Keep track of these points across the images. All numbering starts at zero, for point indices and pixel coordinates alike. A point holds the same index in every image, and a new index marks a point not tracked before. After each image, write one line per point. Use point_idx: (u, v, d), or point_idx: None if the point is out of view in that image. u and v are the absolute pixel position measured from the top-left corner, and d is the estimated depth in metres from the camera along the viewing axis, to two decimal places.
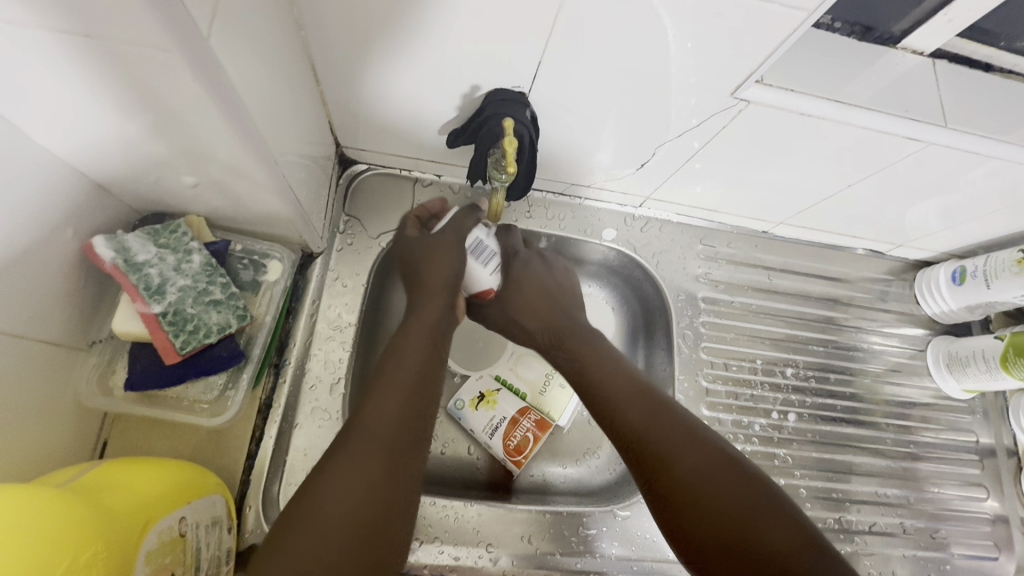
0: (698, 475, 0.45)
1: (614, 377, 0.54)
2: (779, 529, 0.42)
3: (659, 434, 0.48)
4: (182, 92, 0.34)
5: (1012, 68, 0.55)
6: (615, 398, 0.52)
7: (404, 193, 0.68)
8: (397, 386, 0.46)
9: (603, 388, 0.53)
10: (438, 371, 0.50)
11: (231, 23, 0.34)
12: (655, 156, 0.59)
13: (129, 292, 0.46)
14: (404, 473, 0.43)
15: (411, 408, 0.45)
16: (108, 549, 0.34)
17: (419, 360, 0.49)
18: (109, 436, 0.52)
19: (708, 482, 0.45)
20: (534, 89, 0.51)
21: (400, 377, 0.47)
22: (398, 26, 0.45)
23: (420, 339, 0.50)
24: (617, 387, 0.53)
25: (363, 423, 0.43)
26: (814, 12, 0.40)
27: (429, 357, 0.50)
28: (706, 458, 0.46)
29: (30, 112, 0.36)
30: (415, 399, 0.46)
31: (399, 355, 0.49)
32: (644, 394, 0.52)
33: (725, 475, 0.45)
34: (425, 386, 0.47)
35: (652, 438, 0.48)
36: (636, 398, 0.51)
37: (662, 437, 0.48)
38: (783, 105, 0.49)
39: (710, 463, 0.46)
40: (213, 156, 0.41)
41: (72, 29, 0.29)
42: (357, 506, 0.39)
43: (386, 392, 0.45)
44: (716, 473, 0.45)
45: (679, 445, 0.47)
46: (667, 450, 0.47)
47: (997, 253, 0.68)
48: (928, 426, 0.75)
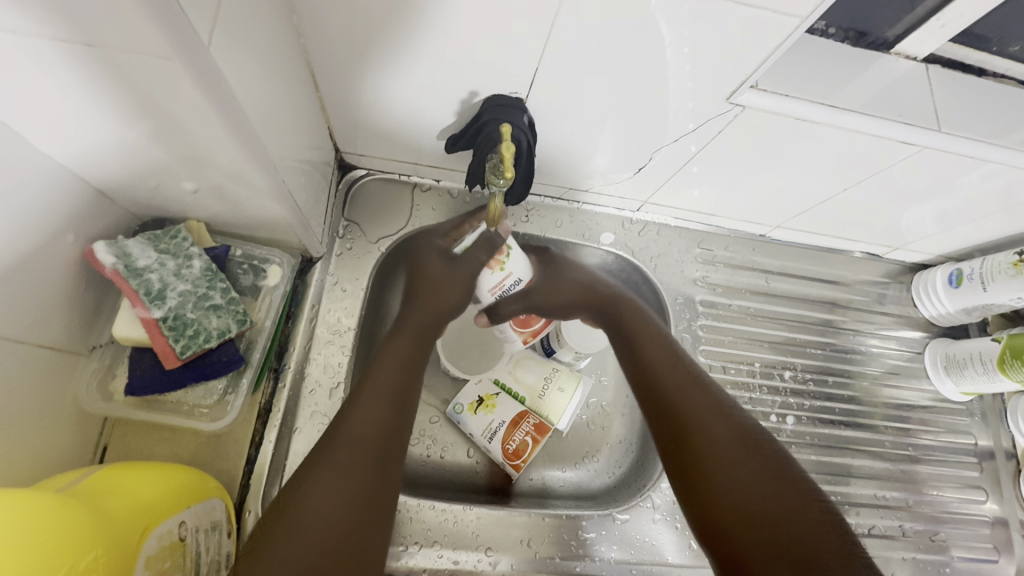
0: (722, 446, 0.47)
1: (648, 347, 0.56)
2: (801, 506, 0.43)
3: (691, 402, 0.50)
4: (183, 99, 0.34)
5: (1005, 73, 0.56)
6: (655, 369, 0.54)
7: (403, 198, 0.68)
8: (375, 396, 0.48)
9: (648, 363, 0.55)
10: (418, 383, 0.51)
11: (231, 31, 0.35)
12: (653, 160, 0.60)
13: (129, 297, 0.47)
14: (384, 480, 0.44)
15: (391, 420, 0.47)
16: (109, 555, 0.34)
17: (399, 372, 0.50)
18: (109, 441, 0.52)
19: (732, 458, 0.46)
20: (532, 95, 0.51)
21: (381, 389, 0.48)
22: (397, 32, 0.45)
23: (400, 355, 0.52)
24: (655, 356, 0.55)
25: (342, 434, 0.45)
26: (808, 18, 0.40)
27: (410, 369, 0.51)
28: (734, 433, 0.48)
29: (34, 119, 0.36)
30: (396, 410, 0.48)
31: (379, 368, 0.50)
32: (677, 366, 0.54)
33: (750, 453, 0.47)
34: (405, 398, 0.49)
35: (683, 408, 0.50)
36: (670, 371, 0.53)
37: (694, 408, 0.50)
38: (779, 109, 0.49)
39: (740, 439, 0.47)
40: (213, 162, 0.42)
41: (75, 38, 0.30)
42: (333, 513, 0.40)
43: (364, 403, 0.47)
44: (741, 448, 0.47)
45: (709, 417, 0.49)
46: (693, 423, 0.49)
47: (994, 256, 0.68)
48: (926, 429, 0.75)
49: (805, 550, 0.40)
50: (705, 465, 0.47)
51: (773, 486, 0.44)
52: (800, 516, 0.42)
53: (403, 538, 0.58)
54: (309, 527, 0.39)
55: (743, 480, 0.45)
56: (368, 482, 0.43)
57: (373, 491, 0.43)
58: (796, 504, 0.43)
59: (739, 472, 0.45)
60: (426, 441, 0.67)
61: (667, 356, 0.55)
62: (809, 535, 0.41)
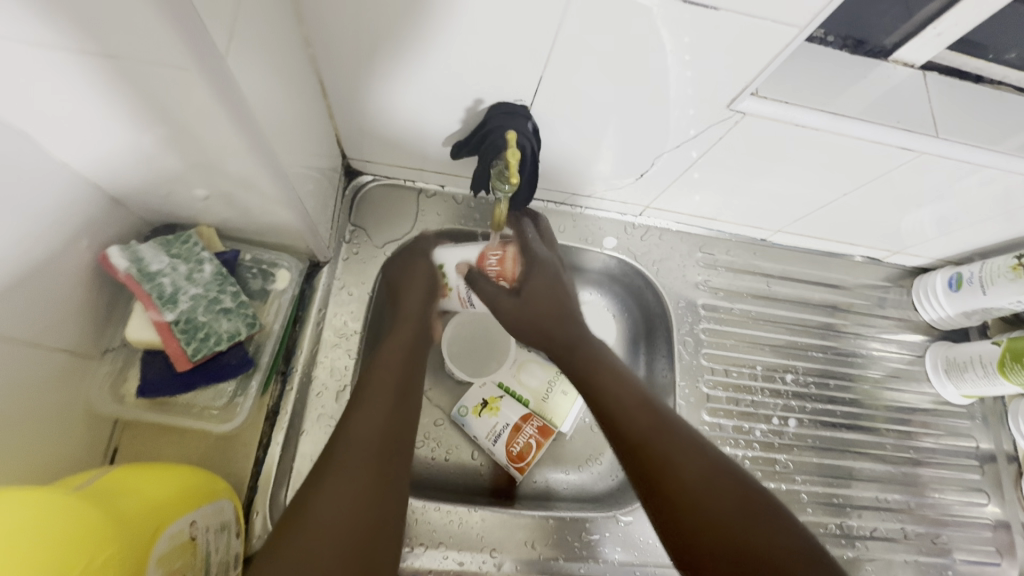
0: (701, 482, 0.46)
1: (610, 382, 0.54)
2: (778, 540, 0.43)
3: (643, 419, 0.51)
4: (197, 108, 0.35)
5: (1002, 80, 0.57)
6: (609, 388, 0.54)
7: (408, 203, 0.69)
8: (377, 400, 0.49)
9: (601, 384, 0.54)
10: (418, 387, 0.53)
11: (245, 41, 0.36)
12: (654, 166, 0.61)
13: (142, 300, 0.48)
14: (393, 480, 0.45)
15: (395, 420, 0.48)
16: (123, 553, 0.35)
17: (398, 377, 0.51)
18: (120, 443, 0.53)
19: (689, 470, 0.47)
20: (535, 102, 0.52)
21: (382, 393, 0.49)
22: (403, 42, 0.46)
23: (398, 357, 0.53)
24: (620, 394, 0.53)
25: (349, 437, 0.46)
26: (806, 27, 0.41)
27: (409, 371, 0.53)
28: (689, 447, 0.48)
29: (53, 129, 0.37)
30: (399, 412, 0.49)
31: (379, 372, 0.51)
32: (646, 401, 0.52)
33: (703, 460, 0.48)
34: (407, 400, 0.50)
35: (637, 423, 0.51)
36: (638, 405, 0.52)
37: (648, 424, 0.50)
38: (778, 116, 0.50)
39: (694, 451, 0.48)
40: (224, 169, 0.43)
41: (96, 50, 0.31)
42: (348, 518, 0.41)
43: (369, 407, 0.48)
44: (697, 459, 0.48)
45: (662, 430, 0.50)
46: (671, 461, 0.48)
47: (993, 260, 0.69)
48: (928, 432, 0.75)
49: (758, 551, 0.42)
50: (666, 481, 0.47)
51: (728, 492, 0.46)
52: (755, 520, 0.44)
53: (409, 539, 0.58)
54: (326, 532, 0.40)
55: (700, 492, 0.45)
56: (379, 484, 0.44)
57: (383, 494, 0.44)
58: (750, 509, 0.45)
59: (703, 483, 0.46)
60: (431, 444, 0.68)
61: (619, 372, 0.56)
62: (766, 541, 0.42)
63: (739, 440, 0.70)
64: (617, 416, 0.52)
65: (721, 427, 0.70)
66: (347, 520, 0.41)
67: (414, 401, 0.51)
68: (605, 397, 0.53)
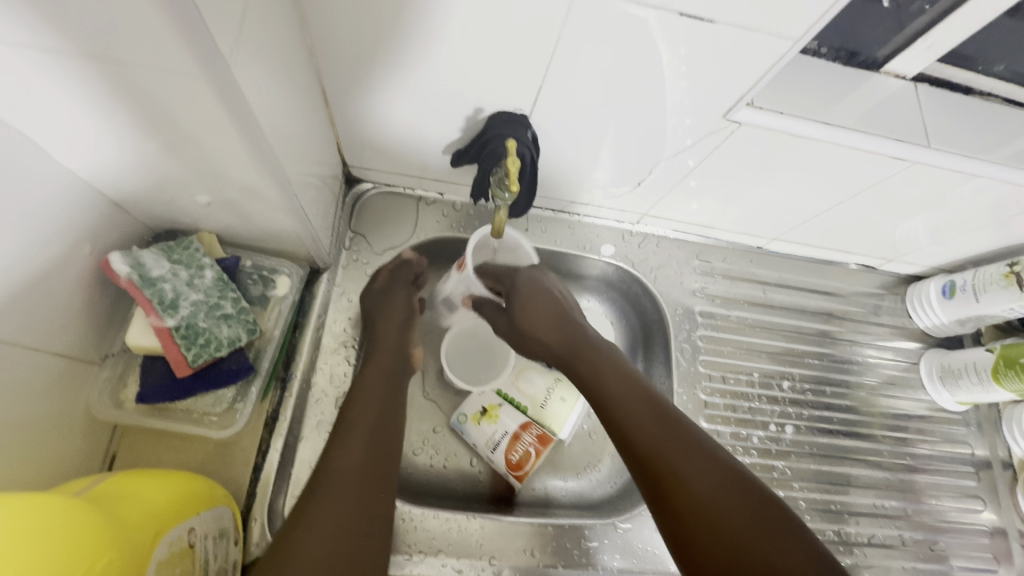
0: (715, 497, 0.46)
1: (624, 389, 0.54)
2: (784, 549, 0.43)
3: (663, 440, 0.50)
4: (200, 114, 0.36)
5: (991, 91, 0.58)
6: (620, 403, 0.53)
7: (407, 210, 0.70)
8: (362, 427, 0.50)
9: (617, 402, 0.53)
10: (397, 415, 0.54)
11: (251, 51, 0.36)
12: (652, 174, 0.61)
13: (143, 306, 0.48)
14: (374, 498, 0.47)
15: (375, 449, 0.49)
16: (126, 557, 0.35)
17: (380, 397, 0.53)
18: (118, 449, 0.52)
19: (707, 489, 0.47)
20: (535, 111, 0.53)
21: (363, 421, 0.51)
22: (403, 51, 0.47)
23: (379, 385, 0.54)
24: (637, 407, 0.52)
25: (331, 468, 0.46)
26: (801, 39, 0.42)
27: (391, 403, 0.54)
28: (713, 471, 0.48)
29: (58, 133, 0.38)
30: (379, 438, 0.50)
31: (360, 396, 0.53)
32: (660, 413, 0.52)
33: (727, 483, 0.47)
34: (387, 420, 0.52)
35: (657, 446, 0.50)
36: (654, 425, 0.51)
37: (668, 443, 0.49)
38: (774, 126, 0.51)
39: (722, 480, 0.47)
40: (227, 176, 0.43)
41: (105, 58, 0.31)
42: (330, 547, 0.42)
43: (349, 436, 0.49)
44: (715, 479, 0.47)
45: (684, 453, 0.49)
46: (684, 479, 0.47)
47: (985, 268, 0.70)
48: (924, 438, 0.76)
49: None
50: (693, 512, 0.46)
51: (750, 515, 0.45)
52: (778, 544, 0.43)
53: (407, 547, 0.58)
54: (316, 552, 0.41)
55: (721, 513, 0.45)
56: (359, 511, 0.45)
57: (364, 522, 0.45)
58: (770, 529, 0.44)
59: (725, 507, 0.46)
60: (429, 451, 0.68)
61: (641, 391, 0.54)
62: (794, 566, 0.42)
63: (737, 447, 0.71)
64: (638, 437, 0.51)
65: (719, 433, 0.71)
66: (333, 550, 0.42)
67: (393, 429, 0.52)
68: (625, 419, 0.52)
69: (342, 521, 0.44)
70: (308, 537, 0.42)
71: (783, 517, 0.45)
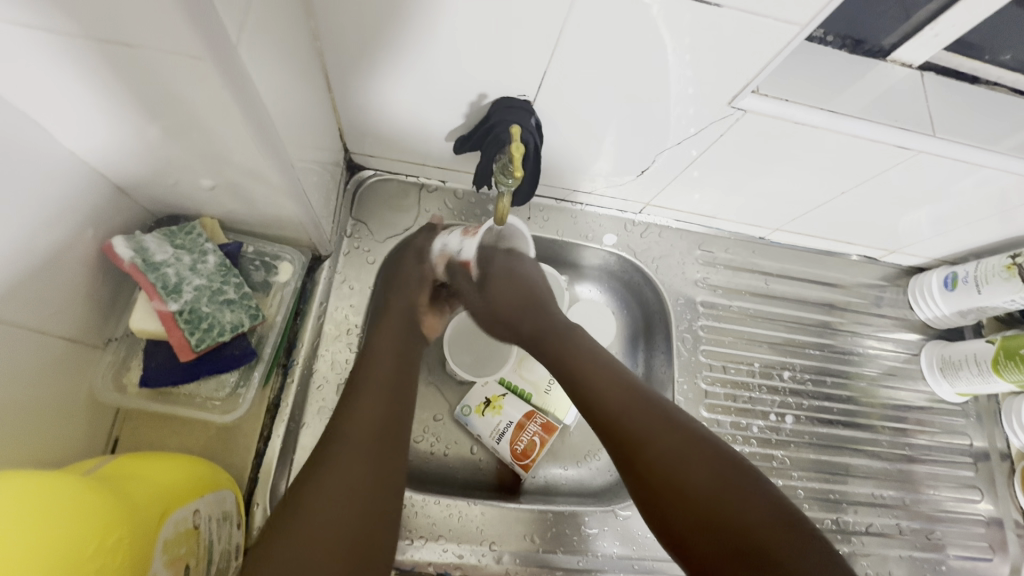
0: (688, 472, 0.46)
1: (601, 373, 0.55)
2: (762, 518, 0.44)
3: (634, 417, 0.50)
4: (204, 96, 0.35)
5: (998, 80, 0.57)
6: (593, 385, 0.54)
7: (409, 198, 0.70)
8: (373, 390, 0.51)
9: (597, 389, 0.53)
10: (413, 379, 0.54)
11: (255, 31, 0.36)
12: (655, 163, 0.61)
13: (146, 290, 0.48)
14: (386, 463, 0.47)
15: (388, 416, 0.50)
16: (133, 534, 0.35)
17: (391, 367, 0.53)
18: (121, 434, 0.53)
19: (684, 468, 0.47)
20: (539, 98, 0.52)
21: (375, 386, 0.51)
22: (406, 36, 0.46)
23: (391, 351, 0.55)
24: (612, 391, 0.53)
25: (345, 430, 0.48)
26: (807, 25, 0.42)
27: (404, 369, 0.54)
28: (684, 446, 0.48)
29: (62, 115, 0.37)
30: (391, 400, 0.51)
31: (371, 366, 0.53)
32: (635, 394, 0.52)
33: (695, 453, 0.47)
34: (400, 389, 0.52)
35: (625, 423, 0.50)
36: (631, 403, 0.51)
37: (635, 420, 0.50)
38: (778, 114, 0.51)
39: (697, 455, 0.47)
40: (230, 159, 0.43)
41: (108, 37, 0.31)
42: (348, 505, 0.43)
43: (360, 402, 0.50)
44: (692, 455, 0.47)
45: (656, 429, 0.49)
46: (655, 455, 0.48)
47: (987, 260, 0.70)
48: (923, 429, 0.76)
49: (760, 546, 0.42)
50: (667, 490, 0.46)
51: (726, 488, 0.45)
52: (751, 511, 0.44)
53: (408, 532, 0.59)
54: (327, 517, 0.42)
55: (697, 488, 0.46)
56: (372, 470, 0.46)
57: (383, 481, 0.46)
58: (741, 496, 0.45)
59: (699, 481, 0.46)
60: (430, 438, 0.68)
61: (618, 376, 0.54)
62: (770, 533, 0.43)
63: (736, 436, 0.71)
64: (611, 417, 0.51)
65: (718, 423, 0.71)
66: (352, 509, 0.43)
67: (406, 394, 0.53)
68: (596, 402, 0.53)
69: (360, 480, 0.45)
70: (314, 506, 0.43)
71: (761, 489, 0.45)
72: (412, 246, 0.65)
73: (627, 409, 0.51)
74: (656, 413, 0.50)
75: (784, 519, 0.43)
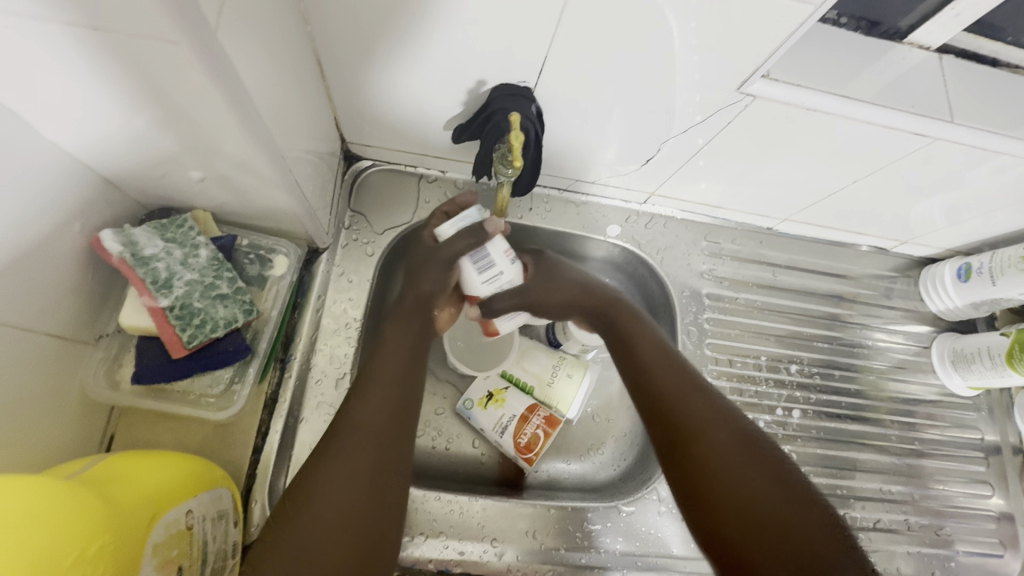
0: (722, 447, 0.47)
1: (646, 345, 0.56)
2: (802, 511, 0.43)
3: (695, 409, 0.50)
4: (188, 84, 0.34)
5: (1019, 63, 0.55)
6: (649, 371, 0.54)
7: (409, 189, 0.68)
8: (383, 382, 0.49)
9: (639, 355, 0.55)
10: (422, 372, 0.52)
11: (238, 12, 0.34)
12: (660, 152, 0.59)
13: (136, 286, 0.47)
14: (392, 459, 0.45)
15: (395, 410, 0.47)
16: (119, 541, 0.35)
17: (402, 361, 0.51)
18: (116, 431, 0.52)
19: (734, 454, 0.47)
20: (540, 84, 0.50)
21: (383, 377, 0.49)
22: (403, 20, 0.45)
23: (403, 344, 0.52)
24: (652, 355, 0.55)
25: (348, 422, 0.46)
26: (821, 6, 0.40)
27: (415, 360, 0.52)
28: (734, 435, 0.48)
29: (43, 108, 0.36)
30: (400, 391, 0.49)
31: (380, 356, 0.51)
32: (674, 363, 0.54)
33: (753, 459, 0.47)
34: (410, 382, 0.50)
35: (683, 412, 0.50)
36: (667, 370, 0.53)
37: (695, 415, 0.50)
38: (790, 99, 0.49)
39: (735, 434, 0.48)
40: (219, 151, 0.42)
41: (82, 22, 0.29)
42: (353, 501, 0.42)
43: (368, 391, 0.48)
44: (727, 433, 0.48)
45: (702, 411, 0.50)
46: (693, 424, 0.49)
47: (1003, 250, 0.68)
48: (933, 423, 0.75)
49: (807, 543, 0.41)
50: (700, 461, 0.47)
51: (772, 481, 0.45)
52: (801, 512, 0.43)
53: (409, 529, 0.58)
54: (326, 518, 0.41)
55: (741, 471, 0.46)
56: (378, 465, 0.44)
57: (385, 477, 0.44)
58: (799, 503, 0.44)
59: (732, 455, 0.47)
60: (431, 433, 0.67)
61: (662, 350, 0.55)
62: (813, 531, 0.42)
63: None
64: (670, 406, 0.51)
65: None
66: (353, 503, 0.42)
67: (415, 393, 0.50)
68: (643, 364, 0.54)
69: (362, 477, 0.43)
70: (313, 502, 0.41)
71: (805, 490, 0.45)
72: (453, 245, 0.51)
73: (682, 393, 0.51)
74: (694, 387, 0.52)
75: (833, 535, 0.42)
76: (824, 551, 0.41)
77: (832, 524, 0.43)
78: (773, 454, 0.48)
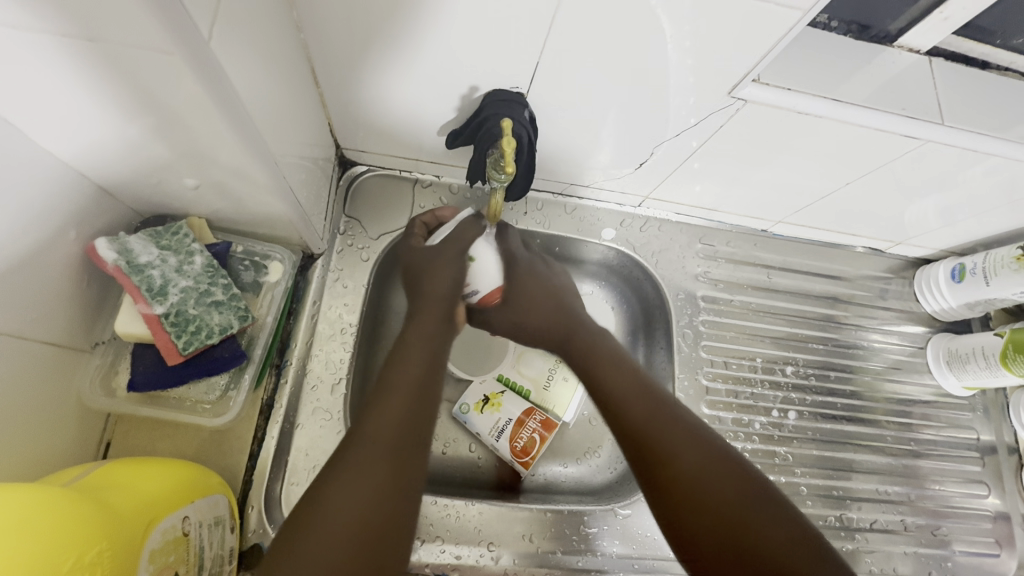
0: (696, 470, 0.48)
1: (615, 369, 0.56)
2: (776, 531, 0.44)
3: (663, 429, 0.51)
4: (180, 93, 0.34)
5: (1009, 66, 0.55)
6: (620, 396, 0.54)
7: (404, 194, 0.68)
8: (403, 388, 0.49)
9: (608, 382, 0.55)
10: (442, 377, 0.53)
11: (229, 21, 0.34)
12: (654, 156, 0.60)
13: (131, 293, 0.47)
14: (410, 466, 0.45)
15: (412, 417, 0.47)
16: (117, 547, 0.35)
17: (422, 366, 0.51)
18: (113, 437, 0.52)
19: (709, 480, 0.47)
20: (533, 90, 0.51)
21: (404, 382, 0.49)
22: (396, 28, 0.45)
23: (422, 348, 0.53)
24: (619, 381, 0.55)
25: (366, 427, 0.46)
26: (810, 11, 0.40)
27: (434, 364, 0.52)
28: (707, 456, 0.49)
29: (37, 118, 0.36)
30: (421, 399, 0.49)
31: (400, 360, 0.51)
32: (643, 387, 0.54)
33: (727, 477, 0.47)
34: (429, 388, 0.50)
35: (655, 436, 0.50)
36: (636, 397, 0.53)
37: (663, 434, 0.50)
38: (780, 103, 0.49)
39: (707, 457, 0.49)
40: (214, 158, 0.42)
41: (74, 33, 0.30)
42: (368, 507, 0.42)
43: (388, 396, 0.48)
44: (701, 458, 0.48)
45: (673, 435, 0.50)
46: (667, 450, 0.49)
47: (997, 251, 0.68)
48: (928, 424, 0.75)
49: (781, 565, 0.42)
50: (674, 485, 0.48)
51: (746, 504, 0.45)
52: (774, 533, 0.44)
53: None
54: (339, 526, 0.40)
55: (719, 496, 0.46)
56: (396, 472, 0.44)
57: (401, 485, 0.44)
58: (771, 522, 0.44)
59: (708, 477, 0.47)
60: None
61: (629, 372, 0.56)
62: (789, 554, 0.42)
63: (738, 433, 0.70)
64: (640, 431, 0.51)
65: (720, 420, 0.70)
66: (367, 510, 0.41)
67: (433, 397, 0.51)
68: (617, 398, 0.54)
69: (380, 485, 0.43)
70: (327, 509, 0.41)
71: (781, 510, 0.46)
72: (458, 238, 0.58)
73: (653, 415, 0.52)
74: (664, 411, 0.52)
75: (807, 547, 0.43)
76: (798, 570, 0.41)
77: (810, 543, 0.44)
78: (746, 472, 0.48)
